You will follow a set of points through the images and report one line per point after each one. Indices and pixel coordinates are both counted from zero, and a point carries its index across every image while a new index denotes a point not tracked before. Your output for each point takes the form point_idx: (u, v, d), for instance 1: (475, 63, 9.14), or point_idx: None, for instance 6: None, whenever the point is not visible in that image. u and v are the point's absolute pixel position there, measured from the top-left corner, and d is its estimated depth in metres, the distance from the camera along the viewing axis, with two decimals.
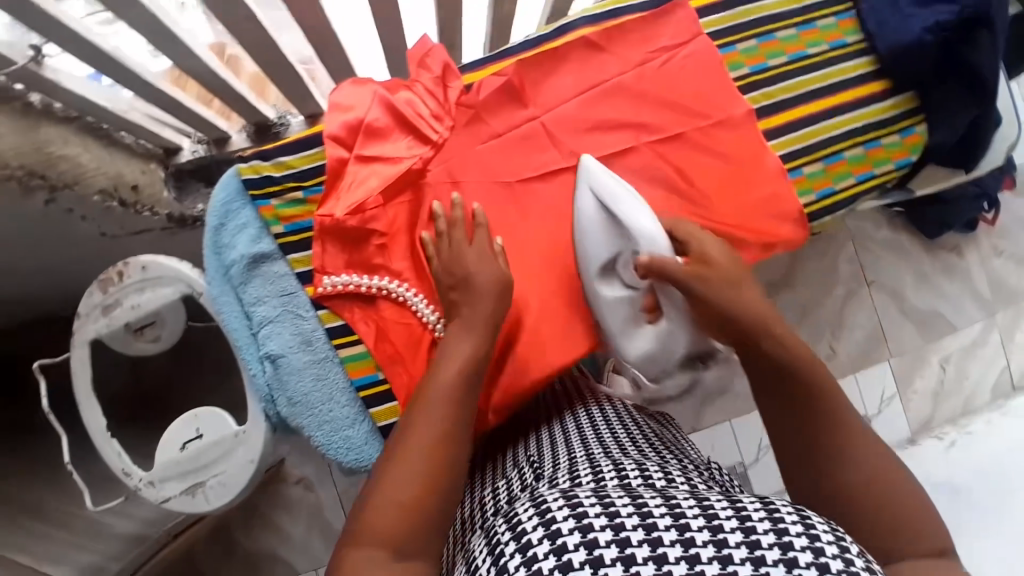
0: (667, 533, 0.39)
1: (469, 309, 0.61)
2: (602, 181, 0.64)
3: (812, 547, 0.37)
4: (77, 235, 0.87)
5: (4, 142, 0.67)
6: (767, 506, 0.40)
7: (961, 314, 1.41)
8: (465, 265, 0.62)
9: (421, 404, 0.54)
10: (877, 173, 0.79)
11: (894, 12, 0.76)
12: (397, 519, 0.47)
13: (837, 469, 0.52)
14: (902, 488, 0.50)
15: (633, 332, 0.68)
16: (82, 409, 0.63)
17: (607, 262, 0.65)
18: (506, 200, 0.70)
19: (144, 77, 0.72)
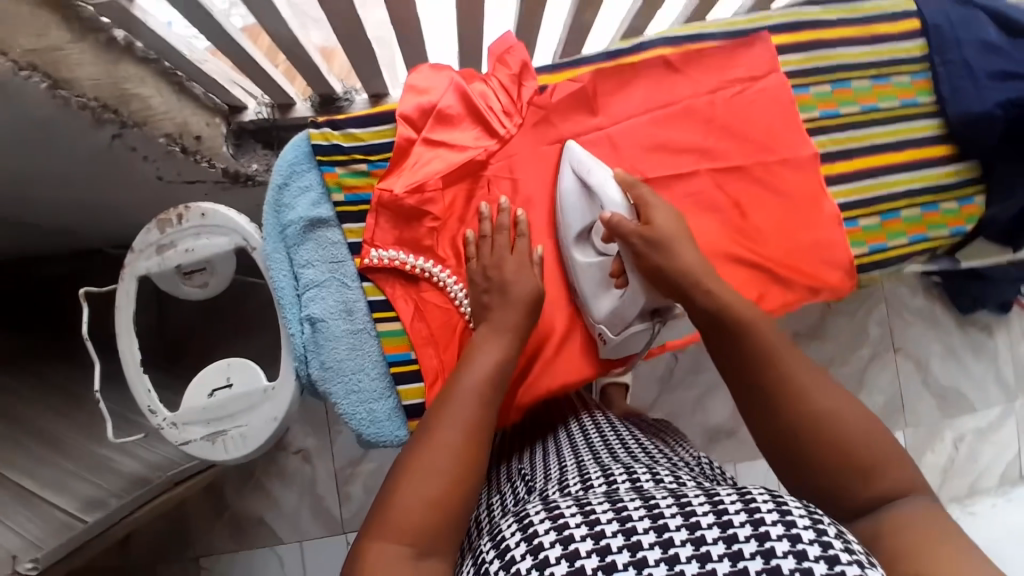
0: (677, 533, 0.40)
1: (500, 312, 0.61)
2: (580, 158, 0.66)
3: (789, 534, 0.38)
4: (135, 175, 0.89)
5: (83, 71, 0.69)
6: (744, 498, 0.41)
7: (982, 396, 1.39)
8: (503, 272, 0.63)
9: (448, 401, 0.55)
10: (931, 237, 0.79)
11: (971, 80, 0.76)
12: (427, 514, 0.48)
13: (803, 438, 0.52)
14: (867, 439, 0.51)
15: (602, 296, 0.66)
16: (120, 341, 0.64)
17: (584, 229, 0.66)
18: None
19: (222, 26, 0.75)
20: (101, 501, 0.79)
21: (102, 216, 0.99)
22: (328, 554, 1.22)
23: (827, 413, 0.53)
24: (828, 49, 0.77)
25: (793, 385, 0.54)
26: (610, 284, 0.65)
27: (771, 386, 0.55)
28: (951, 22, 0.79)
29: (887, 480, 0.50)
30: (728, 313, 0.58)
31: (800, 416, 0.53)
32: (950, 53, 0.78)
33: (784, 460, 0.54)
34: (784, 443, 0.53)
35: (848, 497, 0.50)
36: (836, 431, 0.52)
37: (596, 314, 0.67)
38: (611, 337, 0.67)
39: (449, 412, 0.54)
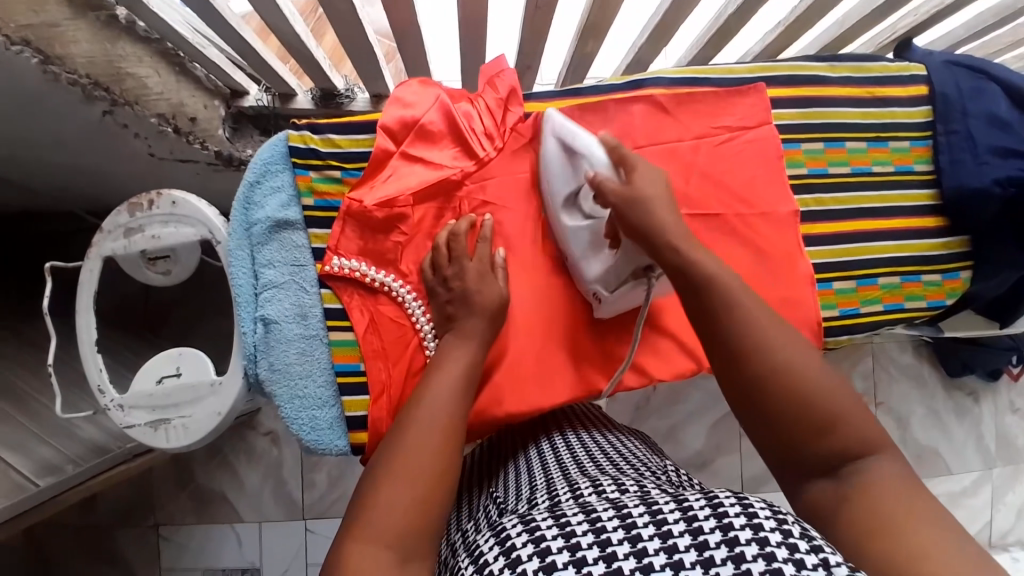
0: (651, 543, 0.38)
1: (462, 323, 0.61)
2: (560, 124, 0.63)
3: (757, 538, 0.36)
4: (128, 150, 0.90)
5: (78, 48, 0.70)
6: (711, 501, 0.39)
7: (960, 459, 1.36)
8: (465, 281, 0.63)
9: (416, 408, 0.55)
10: (907, 306, 0.77)
11: (971, 153, 0.75)
12: (399, 519, 0.48)
13: (769, 398, 0.51)
14: (834, 396, 0.50)
15: (593, 258, 0.65)
16: (78, 318, 0.66)
17: (569, 195, 0.64)
18: (534, 232, 0.70)
19: (223, 14, 0.75)
20: (57, 466, 0.80)
21: (96, 182, 1.00)
22: (286, 540, 1.23)
23: (786, 369, 0.51)
24: (823, 106, 0.76)
25: (759, 339, 0.52)
26: (603, 241, 0.64)
27: (734, 347, 0.53)
28: (960, 90, 0.76)
29: (849, 437, 0.49)
30: (693, 271, 0.56)
31: (771, 377, 0.51)
32: (955, 122, 0.76)
33: (752, 424, 0.52)
34: (748, 404, 0.52)
35: (810, 450, 0.50)
36: (797, 388, 0.50)
37: (588, 274, 0.65)
38: (605, 295, 0.66)
39: (419, 417, 0.54)
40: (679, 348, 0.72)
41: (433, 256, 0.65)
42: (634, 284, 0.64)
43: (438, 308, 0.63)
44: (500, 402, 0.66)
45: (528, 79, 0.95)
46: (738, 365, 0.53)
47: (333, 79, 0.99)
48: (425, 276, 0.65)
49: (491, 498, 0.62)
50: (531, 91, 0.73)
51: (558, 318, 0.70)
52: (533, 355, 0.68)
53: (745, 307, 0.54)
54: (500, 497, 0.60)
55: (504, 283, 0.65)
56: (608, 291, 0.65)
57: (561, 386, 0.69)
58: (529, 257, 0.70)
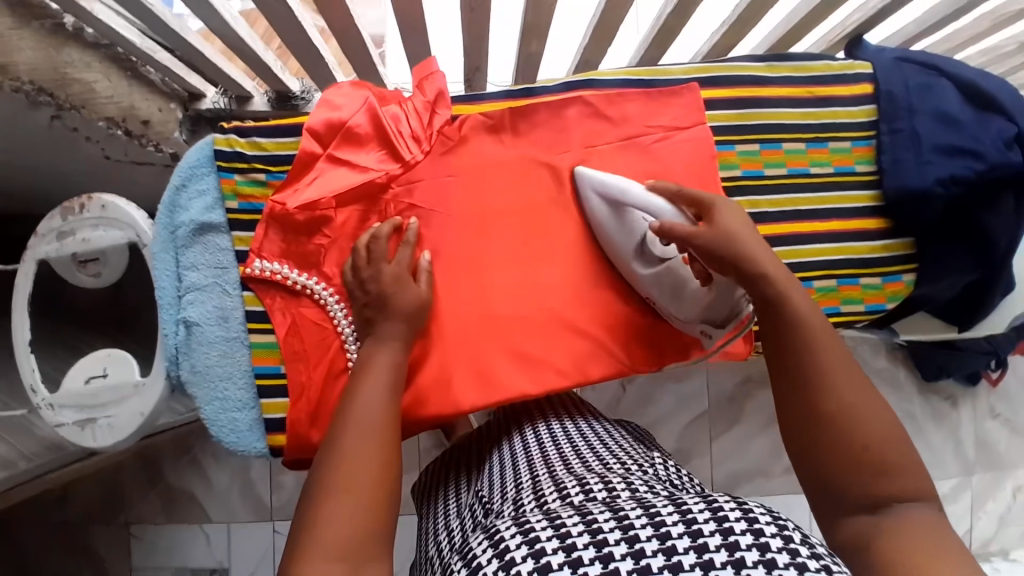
0: (649, 544, 0.39)
1: (382, 325, 0.61)
2: (604, 181, 0.67)
3: (757, 543, 0.37)
4: (82, 153, 0.92)
5: (21, 56, 0.71)
6: (710, 505, 0.40)
7: (937, 465, 1.34)
8: (380, 284, 0.63)
9: (356, 420, 0.54)
10: (843, 310, 0.76)
11: (915, 153, 0.73)
12: (366, 520, 0.48)
13: (825, 431, 0.52)
14: (890, 441, 0.51)
15: (681, 298, 0.66)
16: (14, 318, 0.67)
17: (637, 246, 0.66)
18: (464, 232, 0.70)
19: (169, 25, 0.77)
20: (9, 462, 0.82)
21: (60, 183, 1.02)
22: (255, 539, 1.25)
23: (851, 413, 0.52)
24: (761, 107, 0.74)
25: (826, 380, 0.54)
26: (687, 279, 0.65)
27: (804, 382, 0.55)
28: (907, 87, 0.74)
29: (901, 487, 0.49)
30: (783, 304, 0.57)
31: (831, 411, 0.53)
32: (900, 120, 0.74)
33: (806, 461, 0.54)
34: (807, 435, 0.53)
35: (857, 491, 0.50)
36: (854, 431, 0.51)
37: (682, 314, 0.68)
38: (711, 330, 0.68)
39: (357, 416, 0.55)
40: (610, 342, 0.71)
41: (353, 259, 0.65)
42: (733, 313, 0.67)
43: (357, 311, 0.63)
44: (423, 403, 0.66)
45: (479, 80, 0.95)
46: (804, 400, 0.54)
47: (287, 83, 1.00)
48: (345, 278, 0.64)
49: (477, 496, 0.62)
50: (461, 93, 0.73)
51: (488, 316, 0.69)
52: (459, 359, 0.68)
53: (817, 360, 0.55)
54: (486, 496, 0.60)
55: (425, 287, 0.65)
56: (716, 328, 0.68)
57: (491, 386, 0.68)
58: (455, 258, 0.70)
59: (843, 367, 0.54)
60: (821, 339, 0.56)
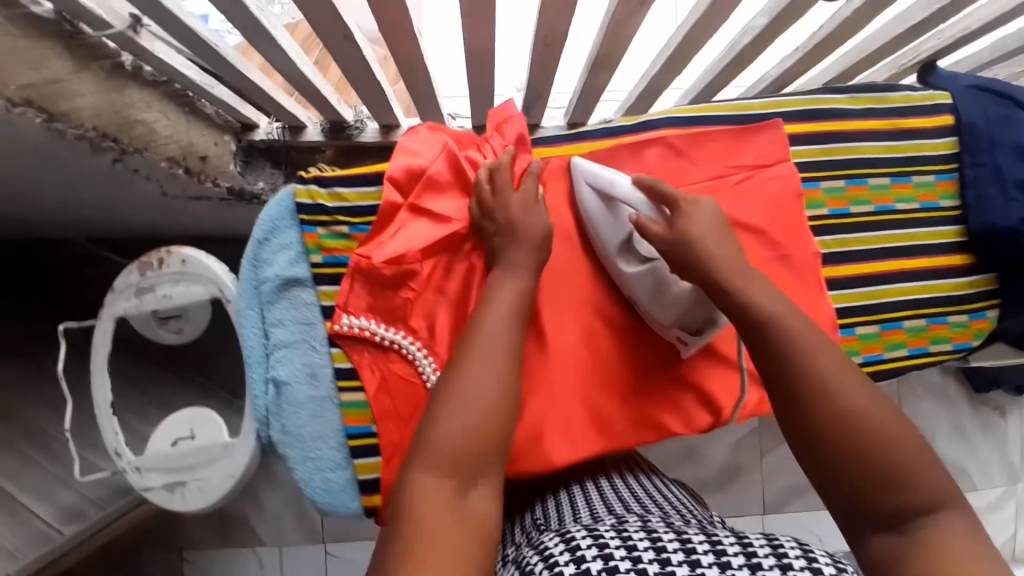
0: (705, 557, 0.39)
1: (511, 252, 0.61)
2: (596, 175, 0.66)
3: (811, 568, 0.38)
4: (141, 191, 0.90)
5: (84, 101, 0.67)
6: (771, 542, 0.41)
7: (985, 475, 1.33)
8: (510, 214, 0.62)
9: (477, 333, 0.55)
10: (931, 350, 0.74)
11: (999, 187, 0.72)
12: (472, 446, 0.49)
13: (829, 438, 0.47)
14: (899, 441, 0.46)
15: (660, 302, 0.64)
16: (94, 382, 0.66)
17: (622, 241, 0.65)
18: (562, 284, 0.69)
19: (233, 65, 0.76)
20: (80, 511, 0.81)
21: (111, 219, 1.00)
22: (307, 561, 1.25)
23: (849, 411, 0.47)
24: (845, 141, 0.73)
25: (829, 383, 0.49)
26: (670, 281, 0.63)
27: (793, 386, 0.50)
28: (988, 119, 0.73)
29: (919, 492, 0.45)
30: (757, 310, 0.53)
31: (826, 414, 0.48)
32: (982, 154, 0.73)
33: (822, 478, 0.48)
34: (814, 447, 0.48)
35: (875, 503, 0.45)
36: (861, 435, 0.46)
37: (663, 319, 0.66)
38: (688, 337, 0.66)
39: (482, 346, 0.54)
40: (695, 401, 0.70)
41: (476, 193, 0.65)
42: (710, 326, 0.64)
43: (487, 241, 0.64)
44: (516, 460, 0.65)
45: (539, 109, 0.93)
46: (803, 409, 0.49)
47: (342, 112, 0.97)
48: (475, 213, 0.65)
49: (532, 525, 0.62)
50: (540, 136, 0.72)
51: (586, 369, 0.69)
52: (553, 414, 0.67)
53: (802, 351, 0.50)
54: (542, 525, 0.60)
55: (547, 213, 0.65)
56: (693, 335, 0.66)
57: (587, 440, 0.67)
58: (556, 313, 0.69)
59: (830, 369, 0.49)
60: (812, 340, 0.51)
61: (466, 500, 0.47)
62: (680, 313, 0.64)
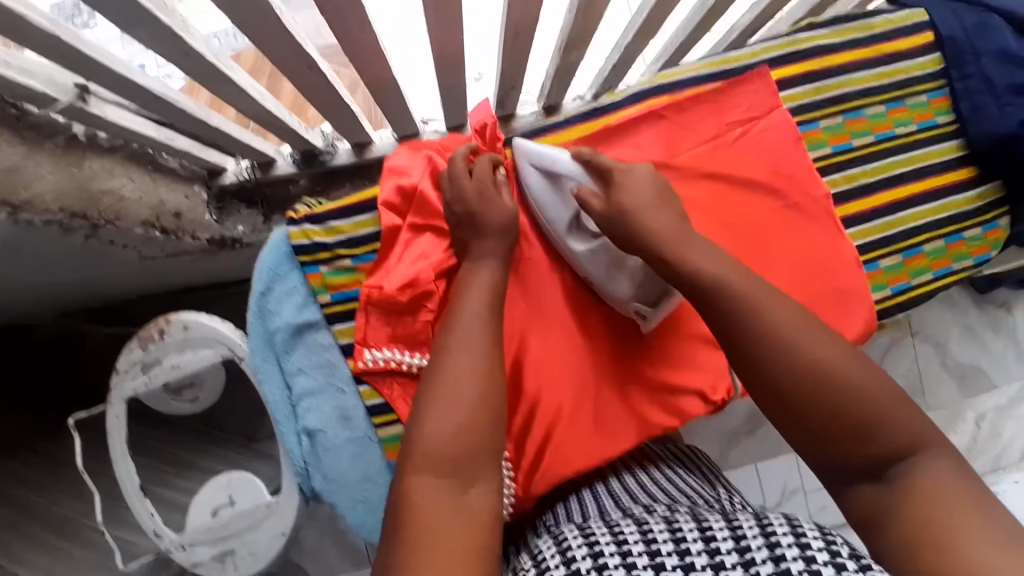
0: (694, 546, 0.42)
1: (479, 242, 0.60)
2: (538, 155, 0.63)
3: (799, 547, 0.40)
4: (118, 260, 0.86)
5: (43, 183, 0.64)
6: (763, 526, 0.43)
7: (1006, 371, 1.15)
8: (467, 202, 0.61)
9: (455, 333, 0.53)
10: (955, 269, 0.74)
11: (991, 95, 0.71)
12: (463, 444, 0.47)
13: (803, 392, 0.45)
14: (872, 381, 0.45)
15: (617, 278, 0.63)
16: (117, 466, 0.63)
17: (570, 220, 0.64)
18: (543, 272, 0.67)
19: (200, 117, 0.72)
20: None
21: (94, 294, 0.96)
22: None
23: (812, 360, 0.46)
24: (831, 77, 0.72)
25: (795, 330, 0.47)
26: (620, 255, 0.62)
27: (752, 339, 0.48)
28: (966, 30, 0.72)
29: (901, 439, 0.43)
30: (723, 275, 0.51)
31: (793, 358, 0.46)
32: (968, 65, 0.72)
33: (802, 430, 0.46)
34: (792, 400, 0.46)
35: (866, 459, 0.43)
36: (833, 384, 0.45)
37: (620, 296, 0.64)
38: (647, 311, 0.64)
39: (459, 339, 0.53)
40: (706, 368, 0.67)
41: (452, 188, 0.61)
42: (663, 298, 0.64)
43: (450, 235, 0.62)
44: (565, 461, 0.62)
45: (513, 98, 0.90)
46: (776, 364, 0.47)
47: (311, 138, 0.93)
48: (451, 205, 0.61)
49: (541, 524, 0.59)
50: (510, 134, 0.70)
51: (593, 353, 0.66)
52: (563, 405, 0.64)
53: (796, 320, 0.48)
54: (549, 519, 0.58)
55: (509, 199, 0.62)
56: (649, 308, 0.64)
57: (604, 425, 0.64)
58: (557, 301, 0.66)
59: (790, 322, 0.48)
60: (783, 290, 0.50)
61: (467, 498, 0.45)
62: (634, 287, 0.63)
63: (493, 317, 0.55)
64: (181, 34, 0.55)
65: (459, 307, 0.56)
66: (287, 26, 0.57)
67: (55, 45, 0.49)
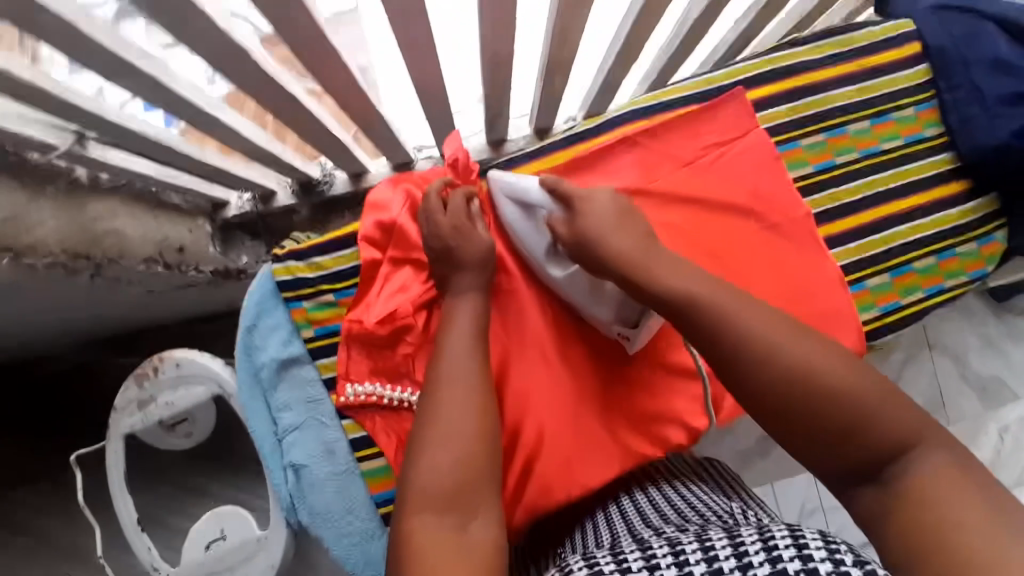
0: (697, 566, 0.38)
1: (457, 277, 0.60)
2: (511, 185, 0.63)
3: (800, 556, 0.36)
4: (125, 295, 0.89)
5: (45, 228, 0.66)
6: (765, 538, 0.39)
7: None
8: (444, 237, 0.61)
9: (440, 362, 0.54)
10: (948, 287, 0.71)
11: (981, 106, 0.69)
12: (459, 476, 0.47)
13: (796, 407, 0.44)
14: (867, 398, 0.44)
15: (596, 300, 0.63)
16: (116, 500, 0.66)
17: (545, 249, 0.63)
18: (528, 298, 0.67)
19: (200, 158, 0.75)
20: None
21: (105, 326, 0.99)
22: None
23: (804, 367, 0.45)
24: (816, 93, 0.71)
25: (776, 347, 0.46)
26: (596, 282, 0.62)
27: (740, 365, 0.47)
28: (954, 39, 0.71)
29: (911, 447, 0.42)
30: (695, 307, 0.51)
31: (779, 372, 0.45)
32: (957, 76, 0.71)
33: (810, 450, 0.45)
34: (787, 418, 0.45)
35: (872, 473, 0.43)
36: (832, 403, 0.44)
37: (601, 317, 0.64)
38: (630, 333, 0.64)
39: (447, 368, 0.53)
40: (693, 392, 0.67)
41: (429, 222, 0.62)
42: (644, 320, 0.63)
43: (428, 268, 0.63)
44: (547, 491, 0.62)
45: (501, 123, 0.91)
46: (750, 380, 0.46)
47: (308, 170, 0.96)
48: (428, 238, 0.62)
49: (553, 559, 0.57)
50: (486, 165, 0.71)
51: (580, 381, 0.65)
52: (553, 433, 0.64)
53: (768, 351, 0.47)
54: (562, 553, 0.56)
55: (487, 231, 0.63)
56: (633, 330, 0.64)
57: (596, 451, 0.64)
58: (543, 327, 0.67)
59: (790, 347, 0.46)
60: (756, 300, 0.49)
61: (469, 533, 0.45)
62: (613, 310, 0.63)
63: (482, 348, 0.56)
64: (171, 87, 0.55)
65: (446, 337, 0.56)
66: (271, 73, 0.59)
67: (55, 103, 0.51)
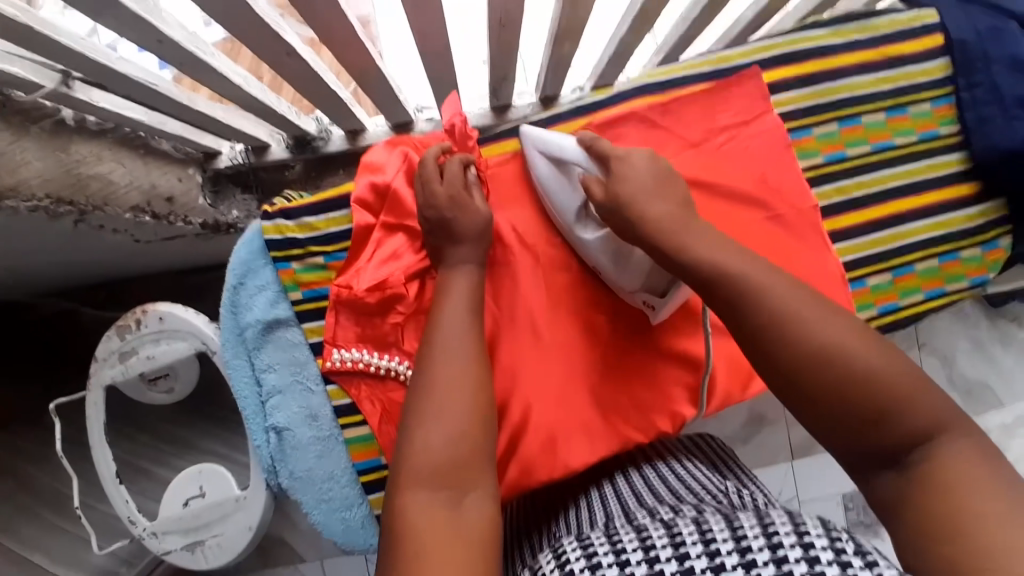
0: (695, 550, 0.37)
1: (452, 249, 0.59)
2: (544, 141, 0.61)
3: (801, 543, 0.36)
4: (110, 243, 0.87)
5: (30, 169, 0.63)
6: (763, 522, 0.38)
7: (1012, 387, 1.04)
8: (440, 205, 0.59)
9: (434, 332, 0.53)
10: (948, 291, 0.70)
11: (1000, 108, 0.67)
12: (450, 450, 0.46)
13: (808, 379, 0.43)
14: (875, 375, 0.42)
15: (622, 266, 0.60)
16: (94, 450, 0.64)
17: (577, 208, 0.62)
18: (533, 265, 0.66)
19: (189, 105, 0.71)
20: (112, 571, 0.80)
21: (89, 273, 0.97)
22: None
23: (831, 343, 0.43)
24: (834, 80, 0.69)
25: (794, 321, 0.44)
26: (624, 248, 0.59)
27: (757, 336, 0.45)
28: (979, 33, 0.68)
29: (910, 419, 0.41)
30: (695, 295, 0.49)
31: (790, 344, 0.44)
32: (979, 73, 0.68)
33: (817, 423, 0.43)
34: (798, 391, 0.44)
35: (873, 442, 0.41)
36: (843, 374, 0.42)
37: (628, 285, 0.62)
38: (656, 302, 0.61)
39: (440, 338, 0.52)
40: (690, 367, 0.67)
41: (425, 188, 0.60)
42: (672, 289, 0.60)
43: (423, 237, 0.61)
44: (532, 471, 0.62)
45: (506, 89, 0.88)
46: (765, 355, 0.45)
47: (304, 125, 0.92)
48: (423, 205, 0.60)
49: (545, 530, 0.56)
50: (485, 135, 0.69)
51: (574, 356, 0.65)
52: (541, 412, 0.63)
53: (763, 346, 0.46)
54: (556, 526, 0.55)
55: (484, 203, 0.61)
56: (660, 299, 0.61)
57: (585, 430, 0.63)
58: (540, 301, 0.66)
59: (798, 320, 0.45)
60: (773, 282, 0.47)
61: (462, 509, 0.44)
62: (642, 278, 0.60)
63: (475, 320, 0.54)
64: (151, 21, 0.51)
65: (440, 309, 0.54)
66: (265, 19, 0.55)
67: (26, 34, 0.48)
